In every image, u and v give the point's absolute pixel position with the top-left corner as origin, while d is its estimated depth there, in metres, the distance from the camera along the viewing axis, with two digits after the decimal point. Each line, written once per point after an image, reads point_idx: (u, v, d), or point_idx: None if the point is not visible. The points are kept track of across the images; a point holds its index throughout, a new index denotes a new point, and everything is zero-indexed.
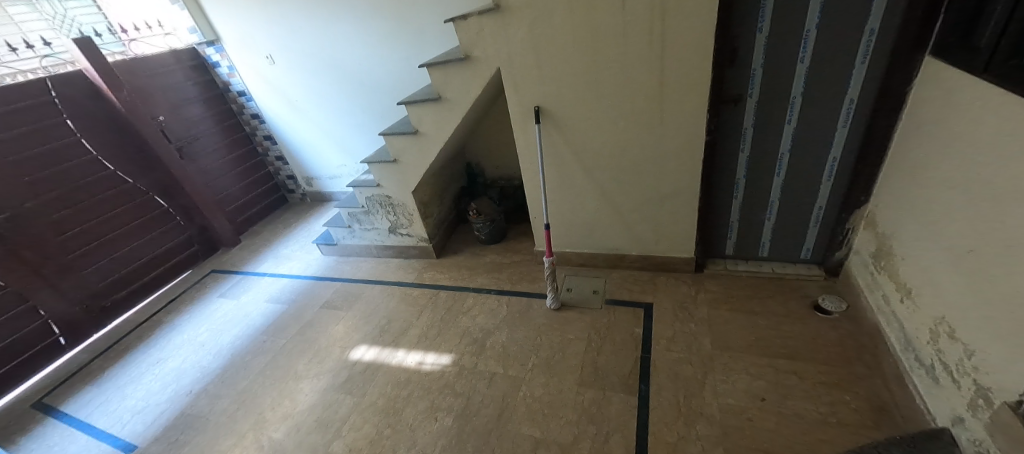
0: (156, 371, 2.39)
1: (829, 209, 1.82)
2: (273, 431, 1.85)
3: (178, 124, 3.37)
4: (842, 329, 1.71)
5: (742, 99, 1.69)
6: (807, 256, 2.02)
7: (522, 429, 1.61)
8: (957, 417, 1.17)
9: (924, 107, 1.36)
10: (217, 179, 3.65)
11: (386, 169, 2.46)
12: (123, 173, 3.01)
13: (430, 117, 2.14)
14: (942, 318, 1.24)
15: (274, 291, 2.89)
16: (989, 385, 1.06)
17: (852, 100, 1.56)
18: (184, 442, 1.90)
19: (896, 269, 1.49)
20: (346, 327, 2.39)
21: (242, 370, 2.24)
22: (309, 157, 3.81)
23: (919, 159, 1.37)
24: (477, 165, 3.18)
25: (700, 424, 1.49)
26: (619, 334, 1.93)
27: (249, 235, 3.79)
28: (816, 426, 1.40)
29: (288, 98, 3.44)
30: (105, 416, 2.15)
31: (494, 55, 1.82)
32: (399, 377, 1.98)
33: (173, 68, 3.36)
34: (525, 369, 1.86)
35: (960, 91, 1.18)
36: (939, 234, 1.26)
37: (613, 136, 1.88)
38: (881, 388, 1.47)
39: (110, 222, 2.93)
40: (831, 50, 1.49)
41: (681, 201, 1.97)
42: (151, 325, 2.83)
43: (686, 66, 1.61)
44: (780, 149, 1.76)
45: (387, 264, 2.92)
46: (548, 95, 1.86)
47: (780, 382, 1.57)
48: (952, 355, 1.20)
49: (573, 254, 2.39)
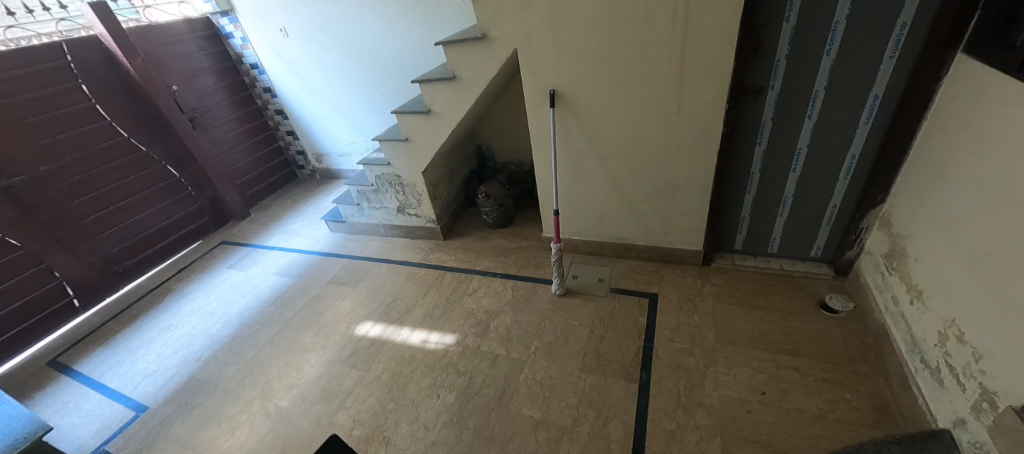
0: (167, 336, 2.45)
1: (843, 208, 1.80)
2: (279, 399, 1.90)
3: (191, 95, 3.37)
4: (848, 329, 1.71)
5: (763, 90, 1.65)
6: (817, 254, 2.00)
7: (522, 410, 1.64)
8: (959, 419, 1.17)
9: (951, 106, 1.33)
10: (228, 151, 3.67)
11: (396, 147, 2.45)
12: (136, 141, 3.04)
13: (444, 97, 2.11)
14: (952, 321, 1.23)
15: (282, 265, 2.93)
16: (995, 389, 1.05)
17: (876, 97, 1.52)
18: (193, 406, 1.96)
19: (909, 270, 1.47)
20: (352, 303, 2.42)
21: (250, 340, 2.29)
22: (320, 133, 3.81)
23: (942, 160, 1.34)
24: (487, 149, 3.17)
25: (699, 414, 1.51)
26: (623, 323, 1.94)
27: (258, 209, 3.82)
28: (815, 421, 1.42)
29: (301, 72, 3.42)
30: (117, 377, 2.22)
31: (512, 35, 1.78)
32: (402, 354, 2.01)
33: (186, 37, 3.34)
34: (527, 352, 1.88)
35: (991, 90, 1.15)
36: (957, 235, 1.24)
37: (628, 123, 1.86)
38: (883, 388, 1.47)
39: (122, 189, 2.96)
40: (859, 43, 1.45)
41: (693, 192, 1.95)
42: (161, 292, 2.88)
43: (708, 54, 1.57)
44: (798, 144, 1.73)
45: (394, 243, 2.94)
46: (564, 78, 1.83)
47: (782, 377, 1.58)
48: (959, 358, 1.19)
49: (580, 241, 2.39)
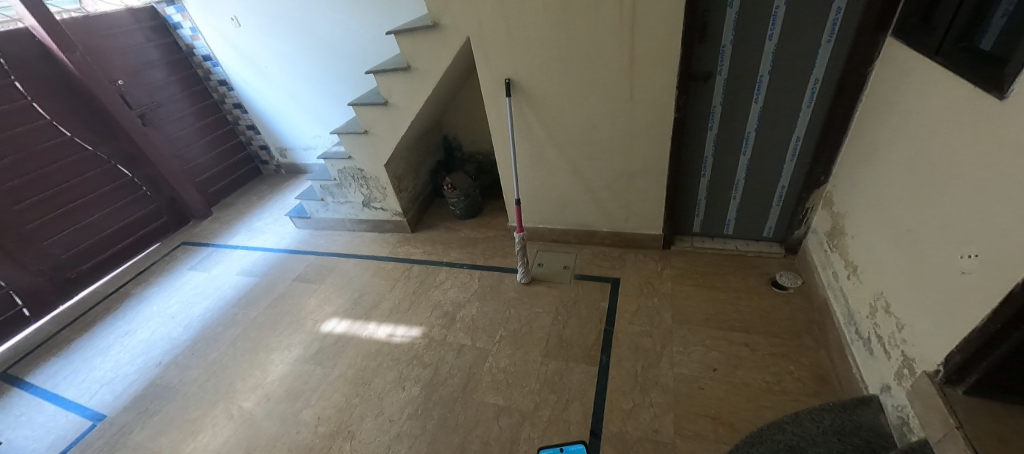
0: (125, 342, 2.38)
1: (791, 188, 1.86)
2: (243, 401, 1.88)
3: (139, 89, 3.21)
4: (795, 304, 1.79)
5: (711, 76, 1.68)
6: (769, 233, 2.07)
7: (486, 398, 1.67)
8: (885, 385, 1.24)
9: (880, 89, 1.38)
10: (184, 148, 3.52)
11: (356, 140, 2.40)
12: (81, 140, 2.89)
13: (401, 88, 2.07)
14: (881, 293, 1.30)
15: (246, 264, 2.86)
16: (914, 356, 1.12)
17: (817, 80, 1.57)
18: (153, 412, 1.92)
19: (846, 247, 1.54)
20: (320, 300, 2.39)
21: (213, 342, 2.24)
22: (282, 127, 3.69)
23: (873, 141, 1.40)
24: (454, 139, 3.14)
25: (654, 392, 1.56)
26: (586, 308, 1.98)
27: (221, 207, 3.71)
28: (760, 393, 1.49)
29: (256, 63, 3.29)
30: (73, 387, 2.15)
31: (463, 23, 1.75)
32: (369, 349, 2.01)
33: (130, 28, 3.17)
34: (492, 341, 1.91)
35: (913, 74, 1.20)
36: (884, 212, 1.30)
37: (583, 110, 1.87)
38: (824, 359, 1.56)
39: (70, 192, 2.82)
40: (798, 28, 1.48)
41: (650, 178, 1.99)
42: (119, 296, 2.78)
43: (656, 40, 1.59)
44: (746, 129, 1.77)
45: (362, 238, 2.90)
46: (518, 67, 1.82)
47: (733, 353, 1.65)
48: (886, 328, 1.26)
49: (545, 229, 2.41)
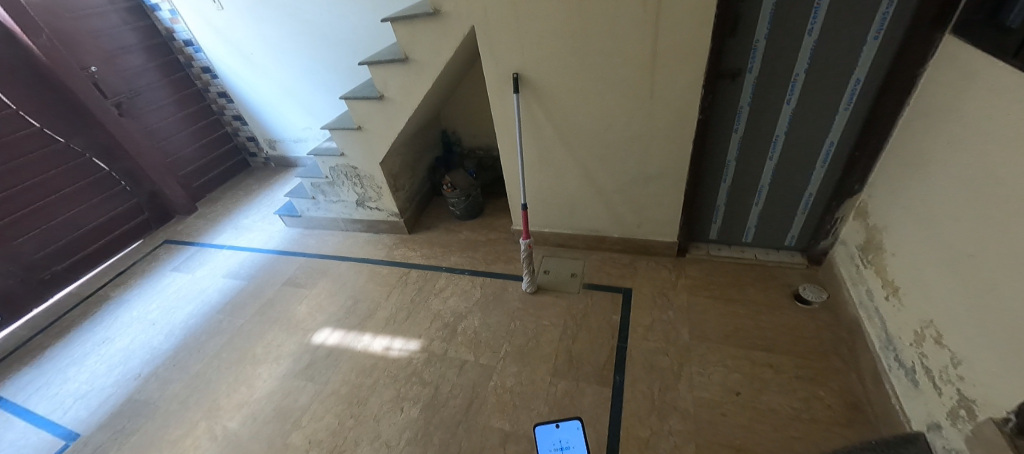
0: (102, 351, 2.23)
1: (819, 197, 1.73)
2: (228, 420, 1.74)
3: (115, 76, 2.99)
4: (820, 320, 1.68)
5: (740, 73, 1.53)
6: (791, 243, 1.95)
7: (491, 422, 1.55)
8: (934, 423, 1.14)
9: (934, 93, 1.25)
10: (166, 139, 3.31)
11: (349, 136, 2.23)
12: (52, 131, 2.68)
13: (398, 81, 1.90)
14: (930, 321, 1.19)
15: (232, 265, 2.70)
16: (974, 397, 1.01)
17: (858, 80, 1.42)
18: (130, 432, 1.78)
19: (884, 265, 1.42)
20: (311, 307, 2.25)
21: (196, 353, 2.10)
22: (270, 118, 3.49)
23: (923, 151, 1.27)
24: (453, 133, 2.97)
25: (673, 418, 1.45)
26: (596, 321, 1.86)
27: (207, 202, 3.52)
28: (789, 422, 1.38)
29: (240, 48, 3.07)
30: (45, 401, 2.00)
31: (468, 10, 1.58)
32: (364, 363, 1.87)
33: (103, 10, 2.92)
34: (496, 357, 1.78)
35: (979, 79, 1.07)
36: (937, 231, 1.18)
37: (597, 109, 1.71)
38: (856, 384, 1.45)
39: (41, 187, 2.63)
40: (842, 23, 1.33)
41: (667, 183, 1.85)
42: (96, 300, 2.61)
43: (682, 33, 1.43)
44: (775, 131, 1.63)
45: (355, 238, 2.74)
46: (528, 60, 1.65)
47: (756, 375, 1.53)
48: (937, 361, 1.15)
49: (551, 234, 2.27)
